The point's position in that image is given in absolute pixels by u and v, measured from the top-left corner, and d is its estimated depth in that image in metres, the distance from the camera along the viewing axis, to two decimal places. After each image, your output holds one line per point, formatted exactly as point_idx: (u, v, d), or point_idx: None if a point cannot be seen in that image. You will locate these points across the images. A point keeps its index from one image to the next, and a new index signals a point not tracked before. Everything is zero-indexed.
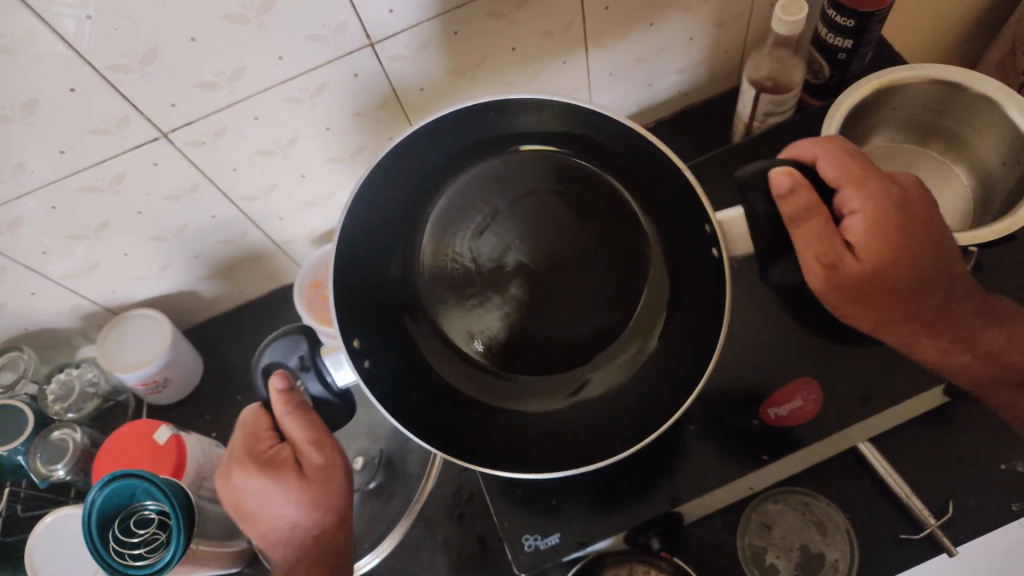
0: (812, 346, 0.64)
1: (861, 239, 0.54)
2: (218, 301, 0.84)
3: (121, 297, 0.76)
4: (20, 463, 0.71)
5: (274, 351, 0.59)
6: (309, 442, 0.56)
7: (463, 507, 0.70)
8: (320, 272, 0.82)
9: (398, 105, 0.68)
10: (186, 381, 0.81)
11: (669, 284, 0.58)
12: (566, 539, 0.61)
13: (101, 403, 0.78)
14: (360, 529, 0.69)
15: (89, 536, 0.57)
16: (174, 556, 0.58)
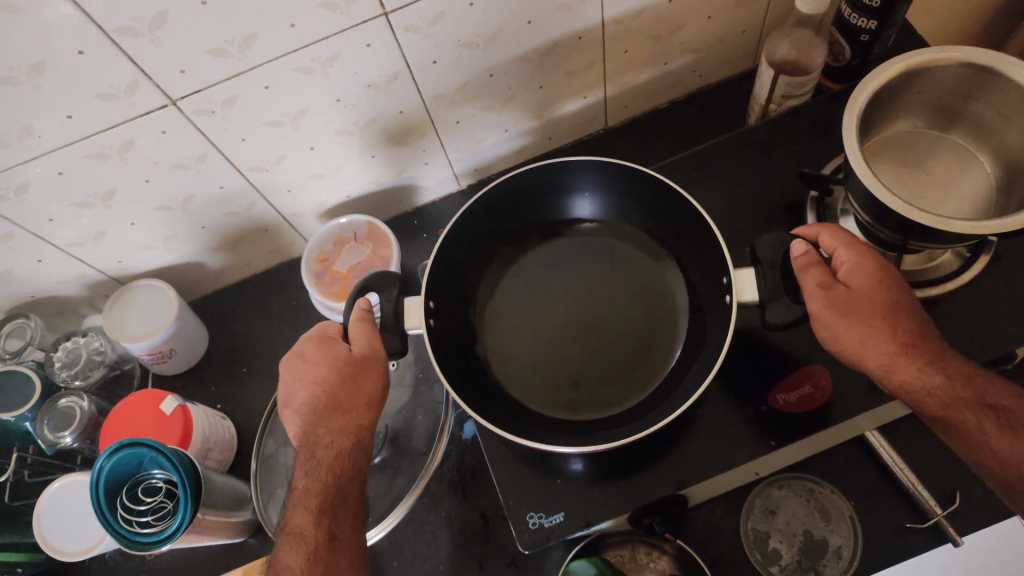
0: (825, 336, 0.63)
1: (851, 276, 0.55)
2: (225, 273, 0.84)
3: (128, 266, 0.76)
4: (28, 430, 0.71)
5: (371, 276, 0.59)
6: (365, 356, 0.57)
7: (467, 484, 0.70)
8: (329, 246, 0.80)
9: (410, 78, 0.67)
10: (190, 354, 0.81)
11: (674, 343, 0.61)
12: (570, 519, 0.61)
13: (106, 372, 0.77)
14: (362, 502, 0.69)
15: (98, 503, 0.57)
16: (181, 526, 0.58)
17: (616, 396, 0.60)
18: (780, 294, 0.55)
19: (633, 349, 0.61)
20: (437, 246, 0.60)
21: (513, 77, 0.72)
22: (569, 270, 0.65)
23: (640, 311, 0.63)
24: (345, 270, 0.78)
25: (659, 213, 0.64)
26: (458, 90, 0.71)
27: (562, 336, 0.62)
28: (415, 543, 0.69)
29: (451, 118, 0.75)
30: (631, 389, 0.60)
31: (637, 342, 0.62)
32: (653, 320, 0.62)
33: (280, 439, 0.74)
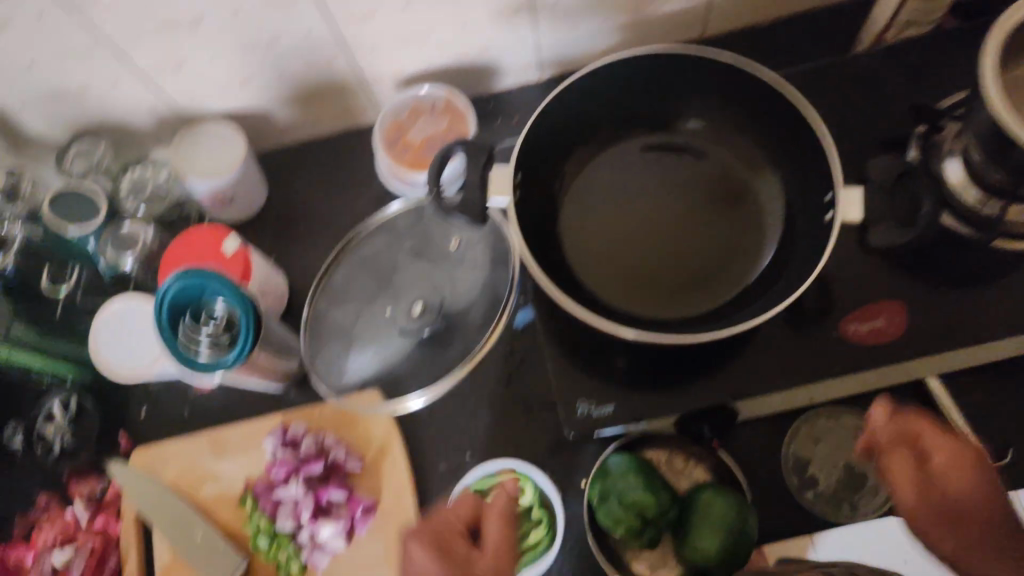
0: (910, 273, 0.61)
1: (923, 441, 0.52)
2: (290, 130, 0.82)
3: (201, 104, 0.74)
4: (90, 249, 0.73)
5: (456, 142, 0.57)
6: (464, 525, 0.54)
7: (513, 370, 0.70)
8: (405, 114, 0.78)
9: None
10: (248, 204, 0.80)
11: (763, 256, 0.59)
12: (621, 412, 0.61)
13: (170, 210, 0.76)
14: (411, 370, 0.68)
15: (164, 324, 0.58)
16: (239, 358, 0.59)
17: (682, 305, 0.58)
18: (885, 216, 0.54)
19: (708, 259, 0.60)
20: (531, 121, 0.59)
21: None
22: (649, 176, 0.63)
23: (727, 224, 0.61)
24: (418, 141, 0.77)
25: (771, 126, 0.60)
26: None
27: (632, 243, 0.60)
28: (454, 416, 0.69)
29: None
30: (697, 298, 0.59)
31: (718, 255, 0.60)
32: (732, 238, 0.60)
33: (333, 298, 0.72)
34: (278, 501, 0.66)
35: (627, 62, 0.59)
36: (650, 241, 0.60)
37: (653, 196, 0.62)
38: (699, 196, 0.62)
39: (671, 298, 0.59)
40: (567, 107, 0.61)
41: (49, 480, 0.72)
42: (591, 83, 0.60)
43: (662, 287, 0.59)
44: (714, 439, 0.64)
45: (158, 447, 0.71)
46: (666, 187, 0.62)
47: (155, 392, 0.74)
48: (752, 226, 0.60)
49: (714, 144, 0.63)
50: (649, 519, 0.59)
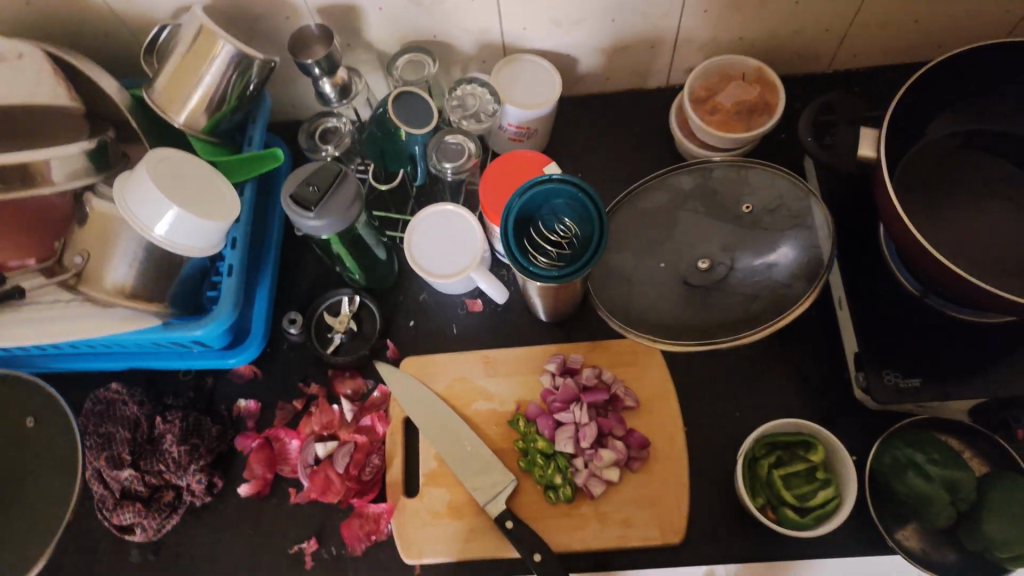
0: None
1: None
2: (587, 78, 0.81)
3: (525, 36, 0.74)
4: (412, 154, 0.73)
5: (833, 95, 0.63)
6: None
7: (787, 335, 0.72)
8: (713, 79, 0.76)
9: None
10: (540, 140, 0.79)
11: None
12: (928, 386, 0.63)
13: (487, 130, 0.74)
14: (703, 324, 0.70)
15: (517, 217, 0.62)
16: (541, 272, 0.60)
17: (1012, 283, 0.62)
18: None
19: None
20: (901, 96, 0.62)
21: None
22: (956, 175, 0.68)
23: None
24: (727, 104, 0.74)
25: None
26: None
27: (952, 233, 0.65)
28: (723, 372, 0.72)
29: (907, 18, 0.74)
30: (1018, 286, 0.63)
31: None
32: None
33: (614, 243, 0.74)
34: (557, 424, 0.69)
35: (990, 56, 0.62)
36: (970, 237, 0.65)
37: (973, 203, 0.67)
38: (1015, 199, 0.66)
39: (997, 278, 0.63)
40: (919, 93, 0.64)
41: (316, 371, 0.74)
42: (948, 76, 0.64)
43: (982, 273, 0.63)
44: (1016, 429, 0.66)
45: (428, 357, 0.73)
46: (984, 193, 0.67)
47: (425, 305, 0.76)
48: None
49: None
50: (954, 495, 0.61)
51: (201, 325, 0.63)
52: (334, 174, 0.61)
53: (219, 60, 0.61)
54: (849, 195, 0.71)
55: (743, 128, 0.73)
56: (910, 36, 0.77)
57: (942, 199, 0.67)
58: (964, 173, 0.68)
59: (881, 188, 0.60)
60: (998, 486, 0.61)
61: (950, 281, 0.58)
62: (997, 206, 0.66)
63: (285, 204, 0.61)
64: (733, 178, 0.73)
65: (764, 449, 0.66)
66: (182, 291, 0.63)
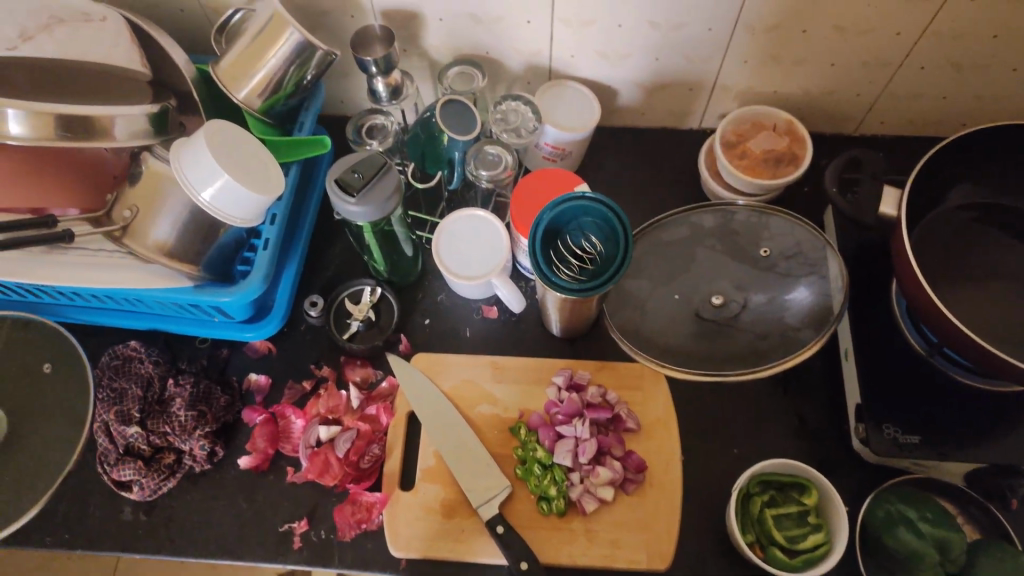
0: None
1: None
2: (624, 112, 0.85)
3: (572, 64, 0.77)
4: (452, 159, 0.76)
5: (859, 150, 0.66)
6: None
7: (791, 379, 0.73)
8: (746, 126, 0.79)
9: (930, 31, 0.68)
10: (573, 164, 0.82)
11: None
12: (926, 444, 0.64)
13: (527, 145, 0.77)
14: (710, 355, 0.72)
15: (543, 227, 0.65)
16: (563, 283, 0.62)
17: (1018, 354, 0.64)
18: None
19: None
20: (926, 160, 0.65)
21: (1014, 74, 0.73)
22: (972, 245, 0.70)
23: None
24: (757, 151, 0.77)
25: None
26: (953, 64, 0.72)
27: (964, 298, 0.67)
28: (725, 407, 0.73)
29: (937, 92, 0.77)
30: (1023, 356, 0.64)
31: None
32: None
33: (633, 268, 0.77)
34: (558, 436, 0.70)
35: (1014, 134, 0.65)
36: (977, 304, 0.67)
37: (985, 273, 0.69)
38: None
39: (1000, 343, 0.65)
40: (941, 161, 0.67)
41: (330, 356, 0.75)
42: (974, 149, 0.67)
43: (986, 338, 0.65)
44: (1010, 499, 0.66)
45: (440, 356, 0.74)
46: (996, 268, 0.69)
47: (441, 305, 0.78)
48: None
49: None
50: (944, 556, 0.61)
51: (232, 291, 0.65)
52: (380, 165, 0.64)
53: (285, 48, 0.64)
54: (866, 251, 0.73)
55: (769, 175, 0.76)
56: (938, 111, 0.80)
57: (955, 265, 0.69)
58: (978, 244, 0.70)
59: (898, 246, 0.62)
60: (985, 552, 0.62)
61: (958, 341, 0.59)
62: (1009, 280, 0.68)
63: (330, 189, 0.64)
64: (755, 222, 0.75)
65: (758, 487, 0.67)
66: (216, 257, 0.65)
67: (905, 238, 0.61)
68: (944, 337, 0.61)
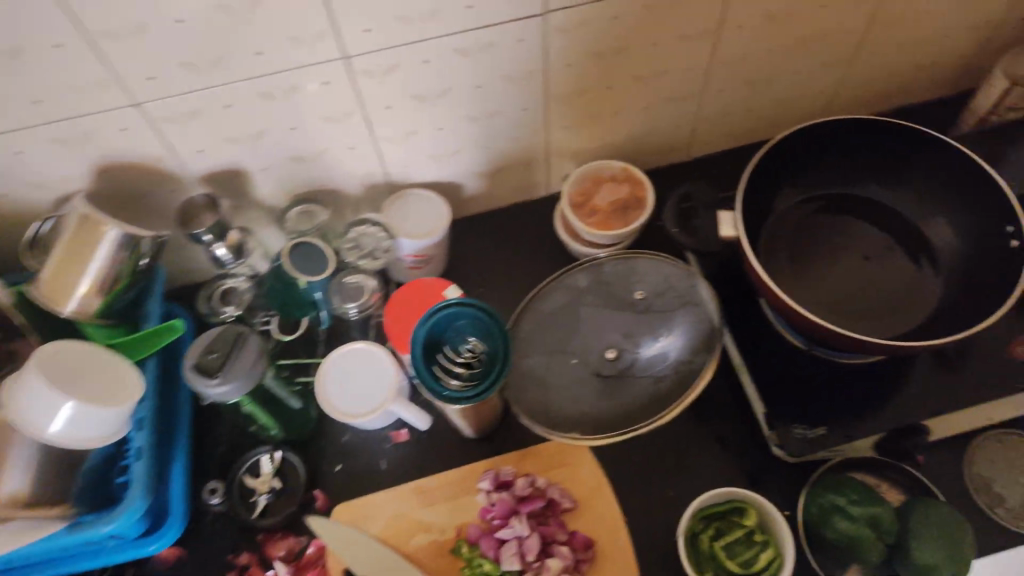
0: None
1: None
2: (473, 200, 0.86)
3: (409, 173, 0.78)
4: (315, 301, 0.76)
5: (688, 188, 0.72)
6: None
7: (701, 406, 0.75)
8: (587, 183, 0.82)
9: (713, 60, 0.75)
10: (439, 264, 0.83)
11: (936, 298, 0.69)
12: (834, 431, 0.67)
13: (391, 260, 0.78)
14: (621, 411, 0.72)
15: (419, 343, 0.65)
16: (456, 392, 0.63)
17: (887, 325, 0.68)
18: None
19: (895, 299, 0.69)
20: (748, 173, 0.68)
21: (799, 74, 0.80)
22: (823, 233, 0.73)
23: (903, 278, 0.70)
24: (602, 205, 0.80)
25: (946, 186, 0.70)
26: (745, 80, 0.79)
27: (830, 285, 0.70)
28: (651, 453, 0.74)
29: (742, 107, 0.83)
30: (892, 326, 0.67)
31: (901, 293, 0.69)
32: (910, 283, 0.70)
33: (524, 348, 0.76)
34: (500, 542, 0.68)
35: (813, 130, 0.71)
36: (842, 289, 0.69)
37: (839, 256, 0.72)
38: (875, 248, 0.72)
39: (872, 317, 0.68)
40: (763, 172, 0.72)
41: (246, 539, 0.71)
42: (786, 151, 0.72)
43: (855, 317, 0.68)
44: (918, 456, 0.70)
45: (361, 500, 0.71)
46: (847, 248, 0.72)
47: (348, 446, 0.75)
48: (918, 277, 0.70)
49: (880, 208, 0.74)
50: (880, 531, 0.64)
51: (112, 518, 0.60)
52: (235, 336, 0.63)
53: (106, 245, 0.62)
54: (727, 267, 0.78)
55: (620, 224, 0.79)
56: (749, 121, 0.87)
57: (809, 257, 0.72)
58: (826, 230, 0.73)
59: (748, 263, 0.65)
60: (916, 513, 0.64)
61: (827, 335, 0.62)
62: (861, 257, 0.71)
63: (187, 377, 0.61)
64: (623, 269, 0.78)
65: (702, 523, 0.68)
66: (87, 484, 0.62)
67: (749, 254, 0.64)
68: (817, 334, 0.64)
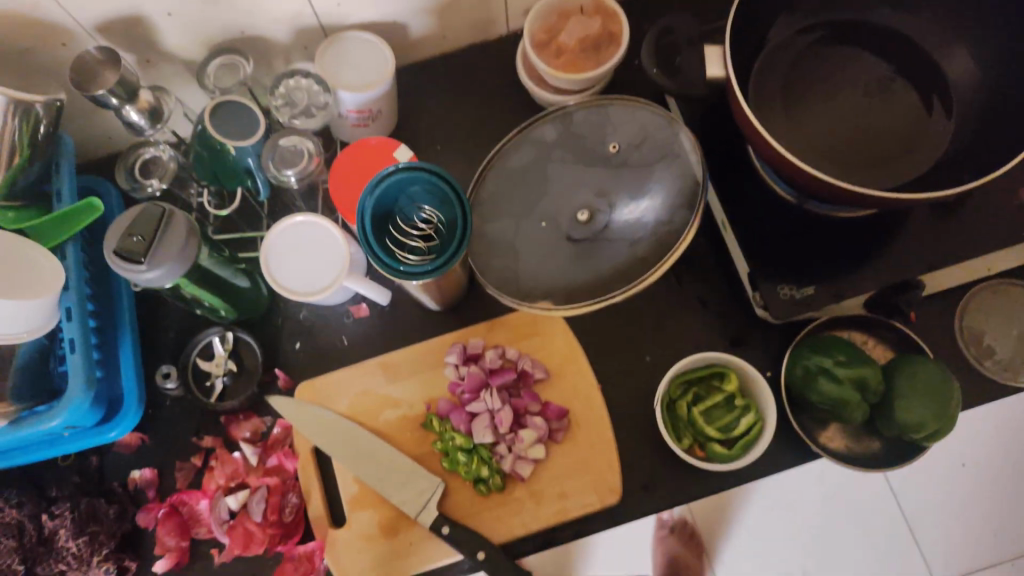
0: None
1: None
2: (424, 42, 0.75)
3: (344, 13, 0.66)
4: (246, 167, 0.67)
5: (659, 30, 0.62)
6: None
7: (680, 268, 0.70)
8: (554, 17, 0.71)
9: None
10: (389, 120, 0.73)
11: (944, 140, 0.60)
12: (823, 291, 0.61)
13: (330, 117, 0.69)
14: (593, 278, 0.66)
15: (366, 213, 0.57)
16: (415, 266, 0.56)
17: (887, 174, 0.60)
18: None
19: (899, 142, 0.61)
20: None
21: None
22: (821, 66, 0.63)
23: (909, 118, 0.61)
24: (571, 43, 0.69)
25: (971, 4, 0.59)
26: None
27: (827, 129, 0.61)
28: (626, 319, 0.70)
29: None
30: (892, 174, 0.60)
31: (906, 135, 0.61)
32: (915, 122, 0.61)
33: (487, 211, 0.70)
34: (471, 415, 0.66)
35: None
36: (841, 132, 0.61)
37: (839, 94, 0.62)
38: (882, 83, 0.63)
39: (873, 162, 0.60)
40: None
41: (207, 422, 0.69)
42: None
43: (853, 164, 0.60)
44: (910, 314, 0.66)
45: (323, 379, 0.68)
46: (848, 85, 0.63)
47: (306, 323, 0.71)
48: (925, 117, 0.61)
49: (891, 35, 0.64)
50: (865, 392, 0.61)
51: (56, 413, 0.57)
52: (158, 216, 0.55)
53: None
54: (712, 112, 0.69)
55: (590, 66, 0.69)
56: None
57: (804, 98, 0.63)
58: (824, 64, 0.64)
59: (738, 106, 0.55)
60: (903, 370, 0.61)
61: (823, 188, 0.54)
62: (864, 95, 0.62)
63: (110, 262, 0.54)
64: (595, 119, 0.70)
65: (680, 389, 0.65)
66: (25, 379, 0.57)
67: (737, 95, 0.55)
68: (810, 188, 0.56)
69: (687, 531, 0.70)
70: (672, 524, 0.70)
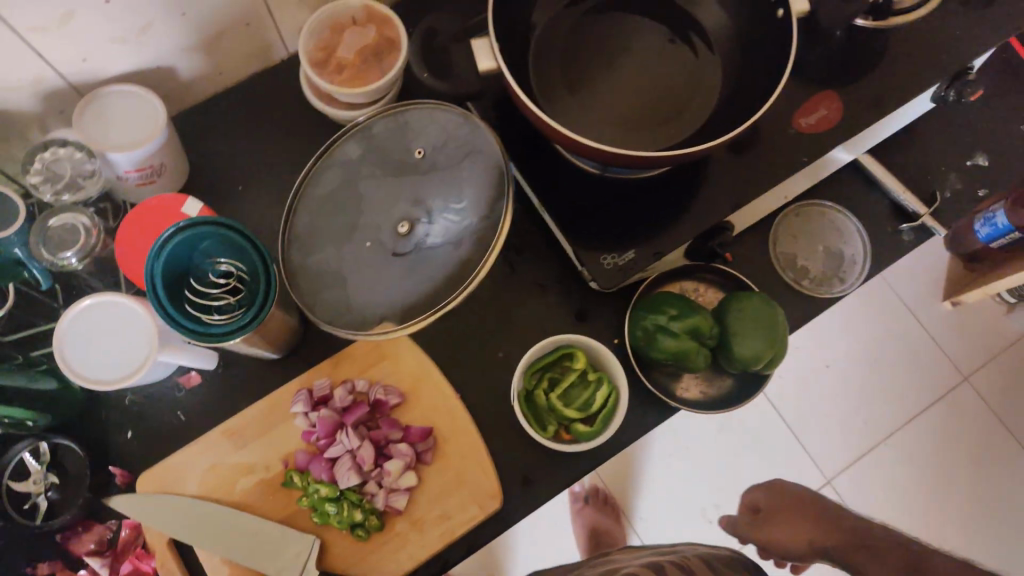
0: (843, 55, 0.64)
1: None
2: (198, 82, 0.69)
3: (90, 69, 0.59)
4: (19, 258, 0.61)
5: None
6: None
7: (513, 257, 0.70)
8: (327, 32, 0.67)
9: None
10: (178, 172, 0.67)
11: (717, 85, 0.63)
12: (642, 252, 0.62)
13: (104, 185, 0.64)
14: (429, 292, 0.62)
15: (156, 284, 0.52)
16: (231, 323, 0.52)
17: (675, 129, 0.62)
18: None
19: (681, 96, 0.62)
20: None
21: None
22: (596, 34, 0.64)
23: (683, 70, 0.63)
24: (349, 57, 0.67)
25: None
26: None
27: (613, 96, 0.62)
28: (472, 321, 0.68)
29: None
30: (680, 127, 0.62)
31: (684, 88, 0.63)
32: (689, 73, 0.63)
33: (305, 246, 0.65)
34: (331, 461, 0.62)
35: None
36: (627, 96, 0.62)
37: (616, 60, 0.63)
38: (654, 42, 0.64)
39: (660, 119, 0.62)
40: None
41: (42, 549, 0.61)
42: None
43: (642, 124, 0.61)
44: (727, 254, 0.69)
45: (163, 465, 0.62)
46: (627, 49, 0.63)
47: (134, 409, 0.64)
48: (697, 66, 0.63)
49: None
50: (702, 338, 0.63)
51: None
52: None
53: None
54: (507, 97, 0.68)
55: (375, 76, 0.67)
56: None
57: (585, 69, 0.63)
58: (595, 31, 0.64)
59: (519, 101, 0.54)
60: (731, 308, 0.63)
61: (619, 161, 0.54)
62: (639, 54, 0.63)
63: None
64: (395, 128, 0.66)
65: (534, 379, 0.65)
66: None
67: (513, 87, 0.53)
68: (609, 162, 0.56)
69: (600, 493, 0.99)
70: (586, 496, 0.99)
